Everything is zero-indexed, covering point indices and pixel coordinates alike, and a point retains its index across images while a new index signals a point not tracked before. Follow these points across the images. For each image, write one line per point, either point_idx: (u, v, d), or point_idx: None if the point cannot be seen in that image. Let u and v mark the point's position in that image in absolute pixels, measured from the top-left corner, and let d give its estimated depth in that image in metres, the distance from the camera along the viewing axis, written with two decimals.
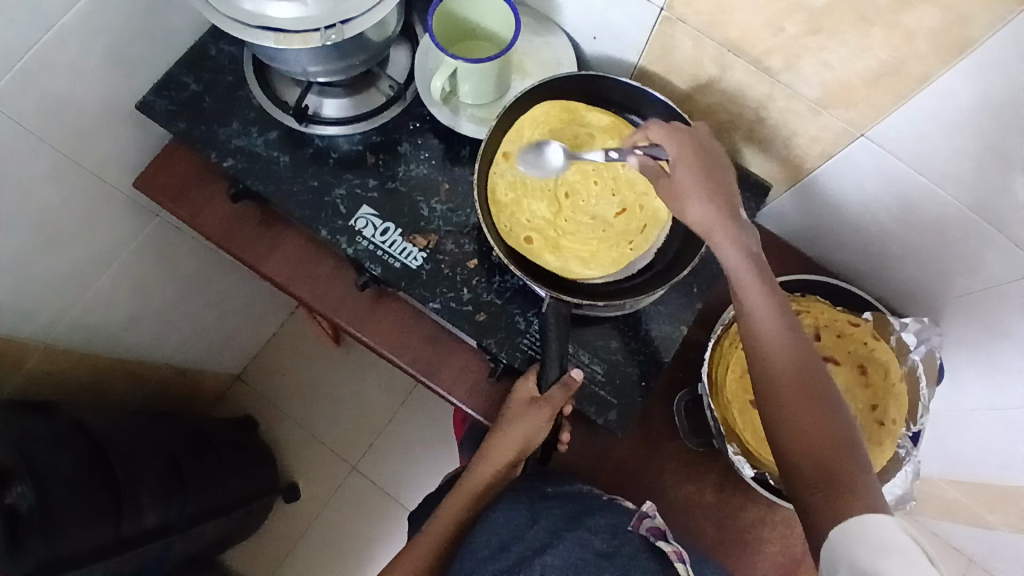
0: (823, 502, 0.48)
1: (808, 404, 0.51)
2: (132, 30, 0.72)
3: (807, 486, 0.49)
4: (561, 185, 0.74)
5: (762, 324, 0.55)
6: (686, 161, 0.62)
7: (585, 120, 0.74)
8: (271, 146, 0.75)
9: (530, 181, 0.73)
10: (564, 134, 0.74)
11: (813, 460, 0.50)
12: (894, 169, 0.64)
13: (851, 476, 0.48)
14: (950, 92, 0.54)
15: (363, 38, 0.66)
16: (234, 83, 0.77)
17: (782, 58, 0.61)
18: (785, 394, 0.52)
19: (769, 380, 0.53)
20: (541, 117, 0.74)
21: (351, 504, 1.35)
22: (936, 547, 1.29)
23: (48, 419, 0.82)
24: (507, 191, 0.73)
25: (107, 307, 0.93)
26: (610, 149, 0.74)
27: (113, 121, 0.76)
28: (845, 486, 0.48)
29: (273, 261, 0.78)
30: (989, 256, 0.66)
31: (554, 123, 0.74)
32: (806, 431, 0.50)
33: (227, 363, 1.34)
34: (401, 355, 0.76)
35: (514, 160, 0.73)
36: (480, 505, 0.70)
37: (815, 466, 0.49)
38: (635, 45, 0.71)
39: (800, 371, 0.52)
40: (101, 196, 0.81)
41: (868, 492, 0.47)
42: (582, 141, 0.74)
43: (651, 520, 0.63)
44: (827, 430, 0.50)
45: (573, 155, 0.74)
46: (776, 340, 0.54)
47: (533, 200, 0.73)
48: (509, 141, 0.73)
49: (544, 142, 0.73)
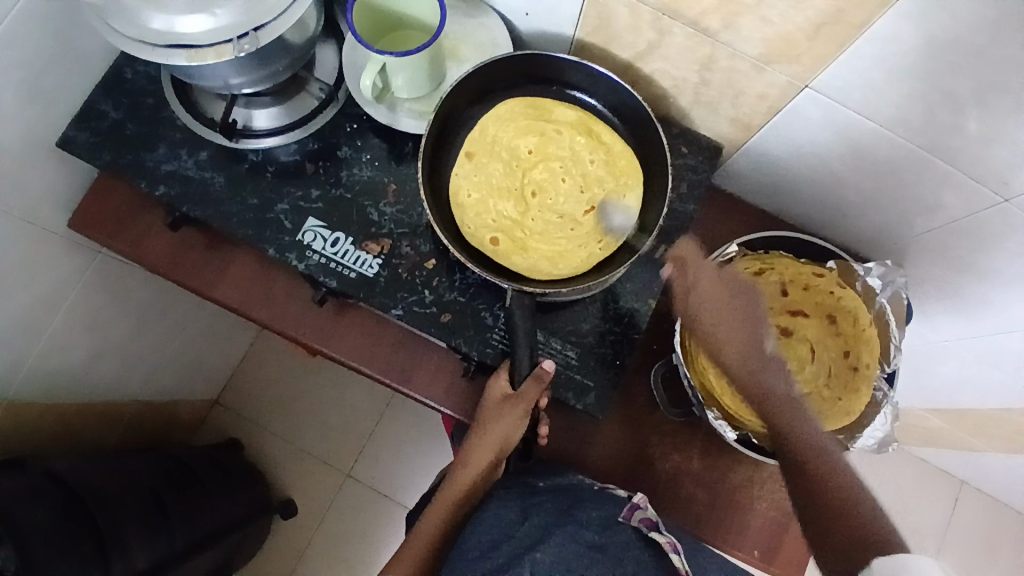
0: (846, 556, 0.51)
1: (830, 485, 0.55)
2: (38, 65, 0.67)
3: (834, 543, 0.52)
4: (527, 183, 0.72)
5: (783, 424, 0.60)
6: (701, 275, 0.67)
7: (553, 115, 0.73)
8: (204, 167, 0.72)
9: (495, 180, 0.72)
10: (530, 132, 0.72)
11: (845, 528, 0.52)
12: (844, 118, 0.64)
13: (872, 536, 0.51)
14: (892, 36, 0.53)
15: (283, 41, 0.63)
16: (156, 105, 0.73)
17: (719, 18, 0.59)
18: (805, 483, 0.56)
19: (807, 499, 0.56)
20: (505, 115, 0.72)
21: (348, 512, 1.34)
22: (925, 473, 1.33)
23: (21, 471, 0.78)
24: (470, 192, 0.71)
25: (63, 353, 0.88)
26: (579, 144, 0.72)
27: (33, 162, 0.72)
28: (864, 535, 0.51)
29: (224, 285, 0.75)
30: (947, 193, 0.66)
31: (521, 119, 0.72)
32: (817, 489, 0.55)
33: (200, 389, 1.31)
34: (370, 366, 0.74)
35: (478, 159, 0.72)
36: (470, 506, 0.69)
37: (845, 530, 0.52)
38: (570, 18, 0.69)
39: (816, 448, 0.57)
40: (35, 243, 0.76)
41: (891, 538, 0.51)
42: (550, 138, 0.72)
43: (644, 511, 0.61)
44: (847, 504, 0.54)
45: (540, 152, 0.72)
46: (782, 404, 0.61)
47: (498, 199, 0.71)
48: (472, 141, 0.72)
49: (509, 140, 0.72)
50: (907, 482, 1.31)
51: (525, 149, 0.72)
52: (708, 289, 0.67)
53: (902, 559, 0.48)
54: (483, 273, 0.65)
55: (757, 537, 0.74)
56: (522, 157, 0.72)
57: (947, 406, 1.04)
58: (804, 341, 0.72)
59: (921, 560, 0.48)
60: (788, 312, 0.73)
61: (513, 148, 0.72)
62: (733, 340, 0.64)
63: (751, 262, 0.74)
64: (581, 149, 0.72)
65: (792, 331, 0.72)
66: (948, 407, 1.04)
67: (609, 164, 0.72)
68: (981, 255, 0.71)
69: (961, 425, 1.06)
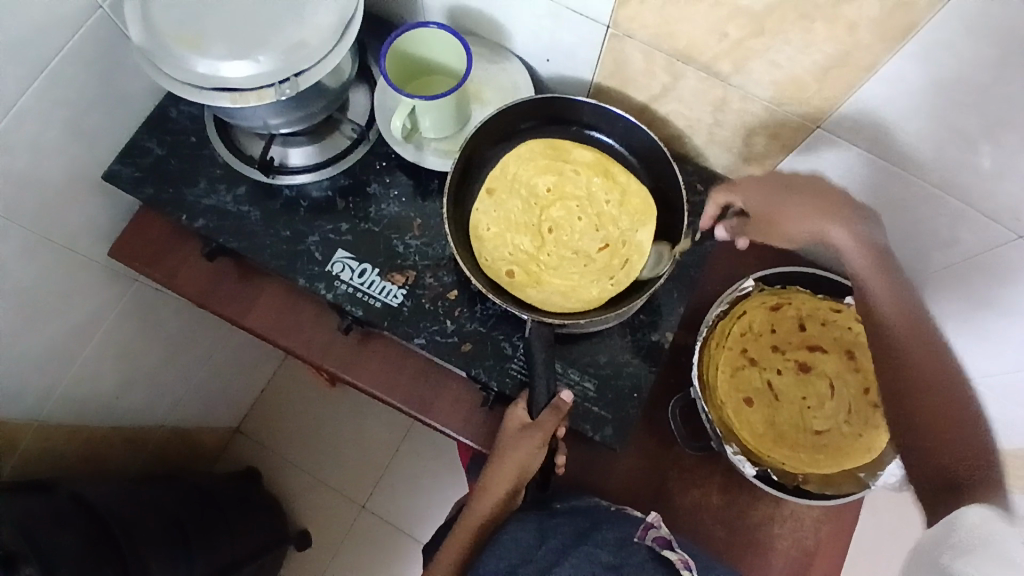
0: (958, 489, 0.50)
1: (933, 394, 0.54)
2: (90, 102, 0.72)
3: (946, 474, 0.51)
4: (544, 221, 0.75)
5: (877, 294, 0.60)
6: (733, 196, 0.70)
7: (570, 155, 0.76)
8: (240, 201, 0.76)
9: (513, 216, 0.74)
10: (548, 171, 0.75)
11: (945, 457, 0.52)
12: (854, 156, 0.66)
13: (972, 459, 0.51)
14: (898, 76, 0.55)
15: (319, 85, 0.67)
16: (197, 143, 0.78)
17: (730, 62, 0.62)
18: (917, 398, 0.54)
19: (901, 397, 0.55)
20: (525, 154, 0.75)
21: (364, 546, 1.33)
22: None
23: (48, 495, 0.80)
24: (488, 225, 0.74)
25: (96, 378, 0.92)
26: (595, 185, 0.75)
27: (80, 194, 0.77)
28: (973, 465, 0.50)
29: (255, 313, 0.78)
30: (962, 230, 0.67)
31: (539, 158, 0.76)
32: (927, 404, 0.53)
33: (223, 417, 1.33)
34: (392, 394, 0.76)
35: (497, 195, 0.75)
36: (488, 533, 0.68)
37: (948, 461, 0.51)
38: (588, 63, 0.73)
39: (925, 348, 0.56)
40: (77, 269, 0.80)
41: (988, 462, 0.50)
42: (568, 177, 0.76)
43: (658, 530, 0.63)
44: (955, 427, 0.52)
45: (558, 190, 0.75)
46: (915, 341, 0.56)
47: (516, 233, 0.74)
48: (493, 177, 0.75)
49: (528, 178, 0.75)
50: None
51: (543, 188, 0.75)
52: (763, 198, 0.68)
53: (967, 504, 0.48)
54: (504, 303, 0.67)
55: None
56: (541, 195, 0.75)
57: None
58: (823, 376, 0.73)
59: (971, 509, 0.47)
60: (805, 347, 0.74)
61: (532, 186, 0.75)
62: (853, 261, 0.62)
63: (769, 297, 0.75)
64: (598, 189, 0.75)
65: (810, 366, 0.73)
66: None
67: (625, 204, 0.74)
68: None
69: None
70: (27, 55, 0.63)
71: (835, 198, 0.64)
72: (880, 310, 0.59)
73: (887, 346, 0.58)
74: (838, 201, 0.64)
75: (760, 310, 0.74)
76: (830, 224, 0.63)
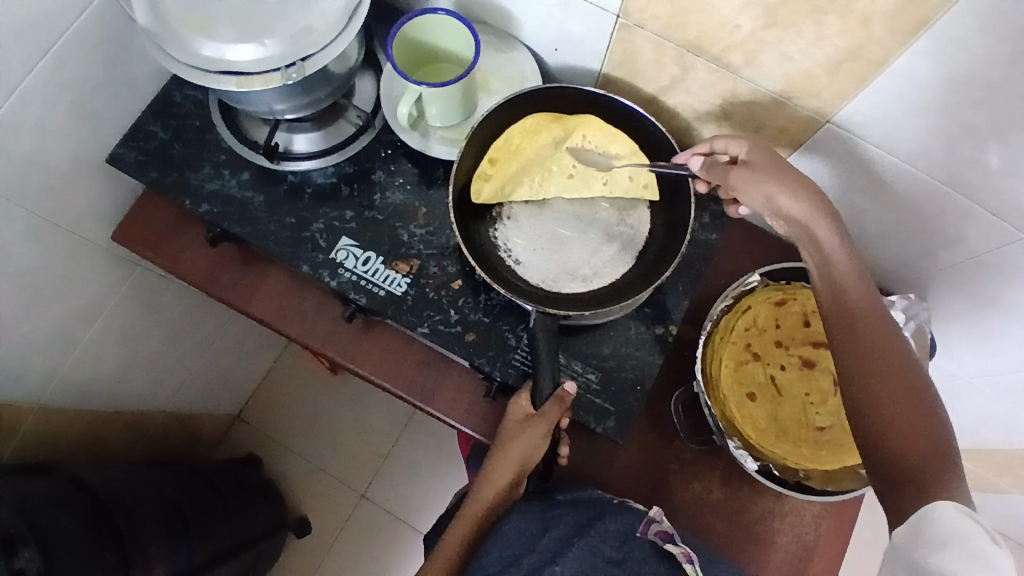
0: (911, 484, 0.48)
1: (899, 383, 0.50)
2: (95, 85, 0.71)
3: (900, 465, 0.48)
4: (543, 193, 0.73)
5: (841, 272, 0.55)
6: (721, 142, 0.64)
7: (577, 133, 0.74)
8: (245, 187, 0.75)
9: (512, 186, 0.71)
10: (553, 145, 0.73)
11: (906, 444, 0.48)
12: (865, 151, 0.65)
13: (931, 451, 0.48)
14: (910, 72, 0.55)
15: (326, 70, 0.67)
16: (202, 127, 0.78)
17: (741, 54, 0.62)
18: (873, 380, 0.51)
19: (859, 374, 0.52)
20: (531, 128, 0.73)
21: (363, 534, 1.34)
22: None
23: (48, 479, 0.80)
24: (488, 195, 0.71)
25: (97, 362, 0.92)
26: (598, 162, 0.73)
27: (83, 177, 0.76)
28: (927, 456, 0.48)
29: (259, 300, 0.77)
30: (968, 227, 0.66)
31: (546, 132, 0.73)
32: (880, 379, 0.51)
33: (224, 404, 1.33)
34: (394, 382, 0.76)
35: (500, 165, 0.72)
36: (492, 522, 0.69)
37: (902, 447, 0.48)
38: (597, 53, 0.72)
39: (886, 340, 0.52)
40: (79, 253, 0.80)
41: (948, 452, 0.48)
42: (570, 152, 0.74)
43: (660, 523, 0.62)
44: (924, 419, 0.49)
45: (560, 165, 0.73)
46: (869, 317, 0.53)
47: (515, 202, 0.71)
48: (496, 148, 0.72)
49: (532, 150, 0.73)
50: None
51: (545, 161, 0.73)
52: (748, 158, 0.61)
53: (930, 501, 0.46)
54: (510, 295, 0.67)
55: (778, 569, 0.73)
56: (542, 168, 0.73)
57: (975, 445, 1.02)
58: (827, 372, 0.72)
59: (941, 505, 0.45)
60: (810, 343, 0.73)
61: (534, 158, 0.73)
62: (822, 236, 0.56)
63: (774, 291, 0.75)
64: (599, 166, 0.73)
65: (814, 362, 0.73)
66: (975, 446, 1.02)
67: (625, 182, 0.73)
68: (1004, 288, 0.71)
69: (988, 465, 1.04)
70: (33, 35, 0.62)
71: (777, 164, 0.60)
72: (855, 291, 0.54)
73: (852, 330, 0.53)
74: (809, 182, 0.58)
75: (765, 304, 0.74)
76: (780, 189, 0.58)
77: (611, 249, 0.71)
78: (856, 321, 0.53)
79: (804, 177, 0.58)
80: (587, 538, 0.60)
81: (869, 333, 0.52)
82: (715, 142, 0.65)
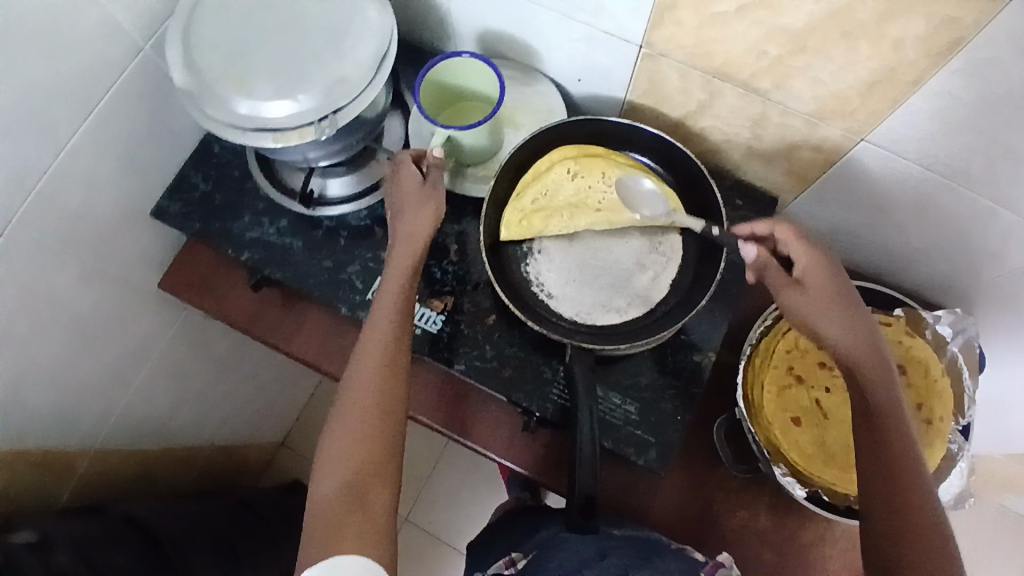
0: None
1: (919, 517, 0.52)
2: (137, 141, 0.75)
3: None
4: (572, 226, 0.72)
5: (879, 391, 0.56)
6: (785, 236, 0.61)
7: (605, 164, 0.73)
8: (283, 233, 0.78)
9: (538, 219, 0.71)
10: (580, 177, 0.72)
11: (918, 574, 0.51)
12: (903, 169, 0.63)
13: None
14: (947, 92, 0.53)
15: (357, 119, 0.68)
16: (240, 177, 0.80)
17: (769, 79, 0.61)
18: (893, 509, 0.53)
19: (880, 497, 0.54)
20: (557, 161, 0.73)
21: (408, 557, 1.35)
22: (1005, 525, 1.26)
23: (104, 518, 0.83)
24: (517, 229, 0.71)
25: (149, 401, 0.95)
26: None
27: (130, 229, 0.80)
28: None
29: (299, 340, 0.80)
30: (1015, 241, 0.64)
31: (572, 164, 0.73)
32: (896, 504, 0.53)
33: (268, 433, 1.36)
34: (432, 417, 0.77)
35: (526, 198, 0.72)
36: (543, 536, 0.66)
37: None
38: (621, 82, 0.72)
39: (914, 467, 0.54)
40: (129, 300, 0.83)
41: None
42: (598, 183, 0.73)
43: (726, 571, 0.60)
44: (935, 551, 0.51)
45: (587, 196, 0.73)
46: (900, 443, 0.54)
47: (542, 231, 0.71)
48: (523, 183, 0.73)
49: (557, 182, 0.72)
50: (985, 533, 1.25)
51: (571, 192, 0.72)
52: (808, 268, 0.59)
53: None
54: (543, 330, 0.67)
55: None
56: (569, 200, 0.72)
57: None
58: None
59: None
60: None
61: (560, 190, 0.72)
62: (855, 358, 0.57)
63: None
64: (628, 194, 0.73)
65: None
66: None
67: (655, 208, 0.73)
68: None
69: None
70: (77, 98, 0.65)
71: (827, 285, 0.59)
72: (888, 412, 0.55)
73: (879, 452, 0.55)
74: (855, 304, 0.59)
75: None
76: (826, 312, 0.58)
77: (643, 279, 0.71)
78: (884, 448, 0.55)
79: (852, 299, 0.59)
80: (646, 571, 0.58)
81: (896, 463, 0.54)
82: (777, 231, 0.61)
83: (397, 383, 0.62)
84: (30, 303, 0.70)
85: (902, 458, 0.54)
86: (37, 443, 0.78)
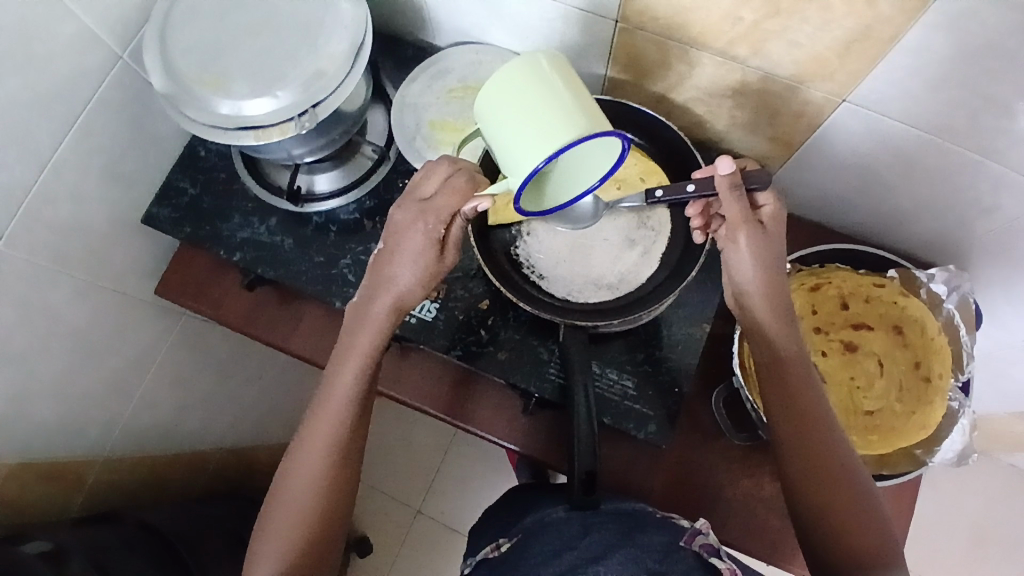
0: None
1: (859, 525, 0.56)
2: (121, 150, 0.75)
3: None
4: None
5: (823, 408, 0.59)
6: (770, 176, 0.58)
7: None
8: (274, 231, 0.78)
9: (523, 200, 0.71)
10: None
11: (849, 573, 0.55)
12: (887, 128, 0.63)
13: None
14: (923, 46, 0.53)
15: (338, 111, 0.68)
16: (228, 178, 0.81)
17: (746, 45, 0.61)
18: (837, 526, 0.56)
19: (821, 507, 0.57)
20: None
21: (422, 548, 1.36)
22: (1013, 482, 1.28)
23: (116, 525, 0.84)
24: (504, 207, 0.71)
25: (154, 409, 0.96)
26: None
27: (121, 237, 0.80)
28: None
29: (297, 337, 0.80)
30: (1003, 194, 0.64)
31: None
32: (836, 518, 0.56)
33: (277, 434, 1.37)
34: (431, 405, 0.77)
35: None
36: (530, 521, 0.65)
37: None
38: (601, 58, 0.72)
39: (852, 485, 0.57)
40: (125, 308, 0.84)
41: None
42: None
43: (706, 537, 0.57)
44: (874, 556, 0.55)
45: None
46: (837, 463, 0.57)
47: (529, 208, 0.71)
48: None
49: None
50: (992, 490, 1.27)
51: None
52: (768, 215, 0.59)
53: None
54: (536, 310, 0.67)
55: None
56: None
57: None
58: (872, 354, 0.72)
59: None
60: (850, 326, 0.73)
61: None
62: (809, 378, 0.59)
63: (808, 277, 0.74)
64: None
65: (857, 345, 0.72)
66: None
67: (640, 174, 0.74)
68: None
69: None
70: (56, 111, 0.65)
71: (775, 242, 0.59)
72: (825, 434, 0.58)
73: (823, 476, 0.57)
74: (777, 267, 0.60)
75: (800, 291, 0.73)
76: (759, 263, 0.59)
77: (633, 255, 0.71)
78: (824, 466, 0.57)
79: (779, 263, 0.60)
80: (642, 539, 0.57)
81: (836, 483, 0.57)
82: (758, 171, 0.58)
83: (360, 420, 0.63)
84: (26, 317, 0.70)
85: (842, 479, 0.57)
86: (43, 454, 0.78)
